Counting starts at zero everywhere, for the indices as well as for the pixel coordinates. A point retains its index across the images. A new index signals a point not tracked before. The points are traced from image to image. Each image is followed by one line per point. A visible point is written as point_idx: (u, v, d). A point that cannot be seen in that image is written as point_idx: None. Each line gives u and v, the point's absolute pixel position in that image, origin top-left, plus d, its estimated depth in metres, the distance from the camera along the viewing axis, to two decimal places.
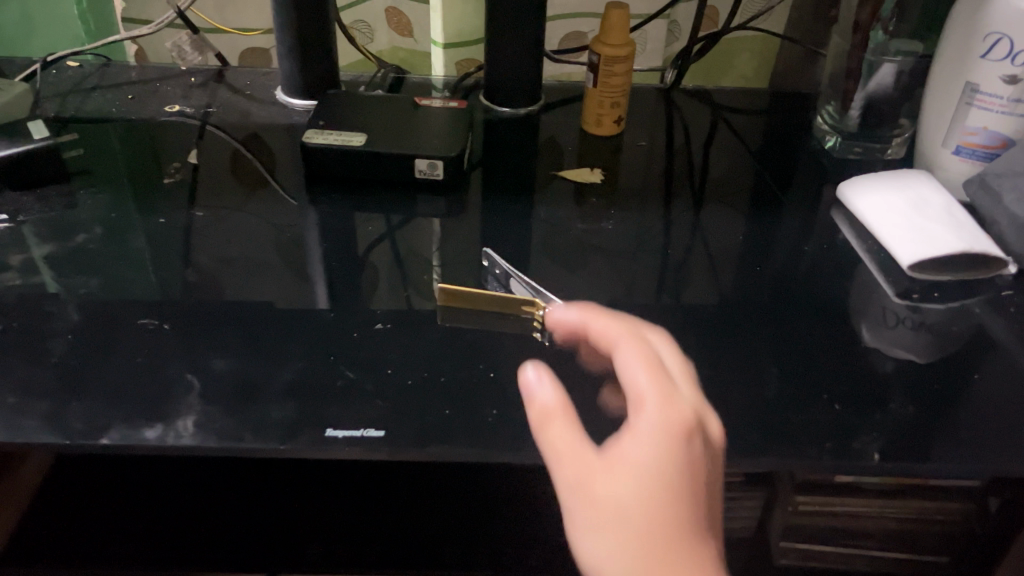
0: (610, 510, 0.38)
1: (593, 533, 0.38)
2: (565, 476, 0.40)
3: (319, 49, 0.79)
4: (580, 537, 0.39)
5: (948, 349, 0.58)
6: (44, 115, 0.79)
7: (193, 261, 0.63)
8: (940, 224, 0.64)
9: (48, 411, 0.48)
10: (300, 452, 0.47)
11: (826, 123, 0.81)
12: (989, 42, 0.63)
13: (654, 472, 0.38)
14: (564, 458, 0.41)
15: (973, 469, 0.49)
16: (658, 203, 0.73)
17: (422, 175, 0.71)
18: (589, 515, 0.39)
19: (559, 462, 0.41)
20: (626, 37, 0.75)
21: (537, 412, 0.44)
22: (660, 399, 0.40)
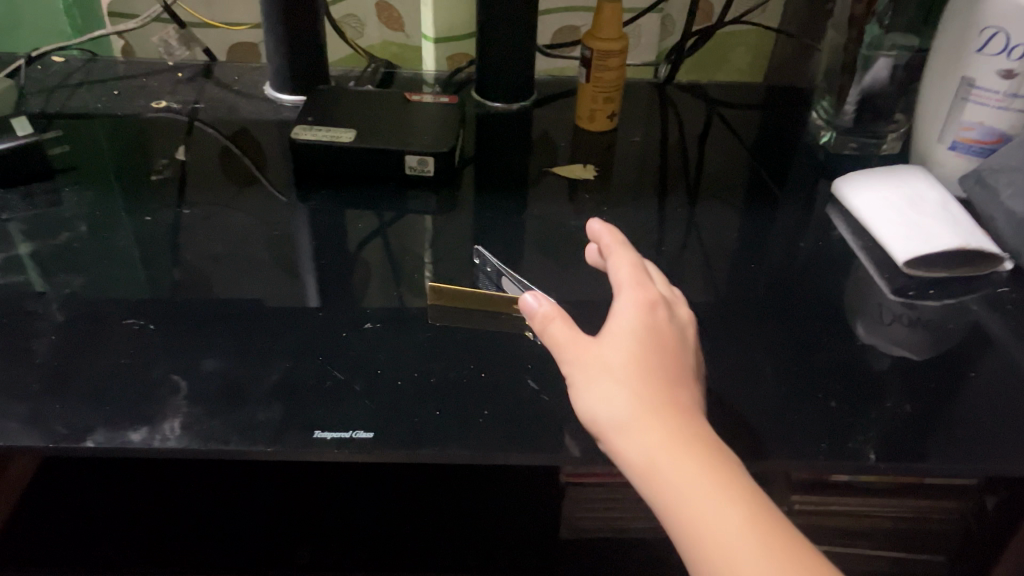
0: (605, 359, 0.44)
1: (593, 385, 0.43)
2: (562, 348, 0.46)
3: (308, 43, 0.78)
4: (580, 398, 0.44)
5: (943, 345, 0.57)
6: (29, 111, 0.78)
7: (180, 259, 0.62)
8: (936, 219, 0.64)
9: (30, 414, 0.47)
10: (288, 454, 0.46)
11: (821, 118, 0.81)
12: (985, 36, 0.62)
13: (641, 328, 0.45)
14: (560, 336, 0.46)
15: (971, 469, 0.48)
16: (651, 199, 0.73)
17: (413, 171, 0.70)
18: (588, 367, 0.44)
19: (557, 338, 0.46)
20: (619, 32, 0.74)
21: (536, 318, 0.48)
22: (638, 279, 0.48)
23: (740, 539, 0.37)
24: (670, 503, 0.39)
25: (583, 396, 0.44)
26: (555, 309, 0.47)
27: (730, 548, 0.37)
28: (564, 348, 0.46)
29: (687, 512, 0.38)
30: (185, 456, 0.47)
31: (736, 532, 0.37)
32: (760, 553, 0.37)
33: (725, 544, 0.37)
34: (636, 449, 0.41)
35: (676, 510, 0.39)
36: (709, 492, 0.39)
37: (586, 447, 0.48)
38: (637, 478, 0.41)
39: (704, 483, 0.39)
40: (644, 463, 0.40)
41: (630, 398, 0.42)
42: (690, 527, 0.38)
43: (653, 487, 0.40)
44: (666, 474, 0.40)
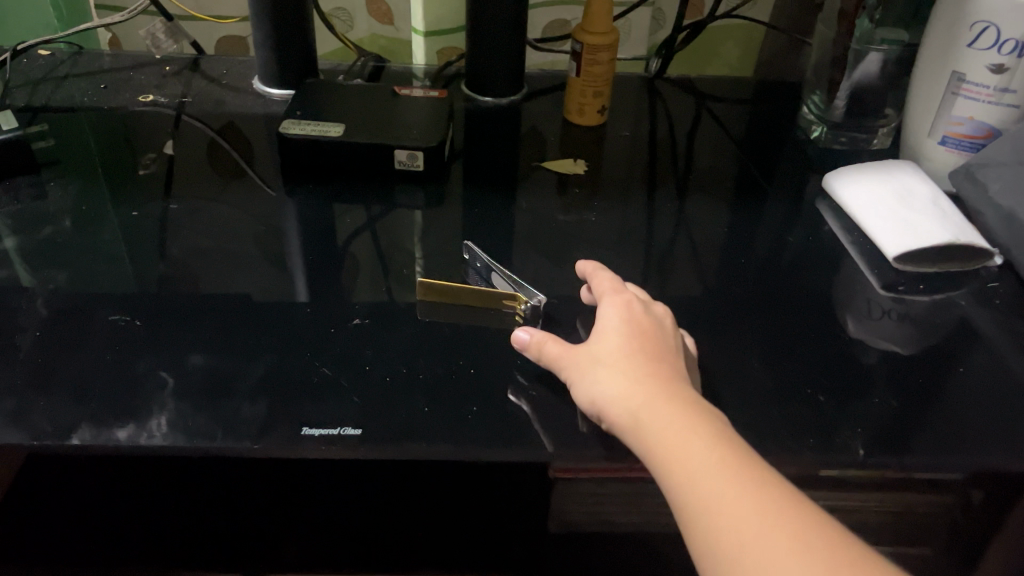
0: (593, 349, 0.48)
1: (584, 371, 0.47)
2: (554, 357, 0.49)
3: (296, 36, 0.77)
4: (575, 390, 0.48)
5: (931, 340, 0.57)
6: (14, 104, 0.77)
7: (167, 254, 0.61)
8: (926, 214, 0.64)
9: (13, 410, 0.47)
10: (274, 450, 0.46)
11: (812, 112, 0.81)
12: (976, 31, 0.62)
13: (624, 321, 0.49)
14: (552, 350, 0.50)
15: (959, 464, 0.48)
16: (641, 194, 0.72)
17: (402, 165, 0.70)
18: (578, 360, 0.48)
19: (549, 353, 0.50)
20: (609, 25, 0.74)
21: (530, 350, 0.50)
22: (618, 291, 0.53)
23: (707, 465, 0.41)
24: (650, 448, 0.43)
25: (577, 386, 0.47)
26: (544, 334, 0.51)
27: (694, 473, 0.40)
28: (555, 355, 0.49)
29: (663, 452, 0.42)
30: (171, 453, 0.47)
31: (704, 461, 0.41)
32: (724, 475, 0.40)
33: (694, 472, 0.41)
34: (620, 412, 0.44)
35: (655, 456, 0.42)
36: (681, 433, 0.42)
37: (574, 444, 0.47)
38: (625, 439, 0.44)
39: (676, 424, 0.43)
40: (628, 422, 0.44)
41: (614, 371, 0.46)
42: (666, 465, 0.42)
43: (635, 438, 0.43)
44: (644, 424, 0.43)
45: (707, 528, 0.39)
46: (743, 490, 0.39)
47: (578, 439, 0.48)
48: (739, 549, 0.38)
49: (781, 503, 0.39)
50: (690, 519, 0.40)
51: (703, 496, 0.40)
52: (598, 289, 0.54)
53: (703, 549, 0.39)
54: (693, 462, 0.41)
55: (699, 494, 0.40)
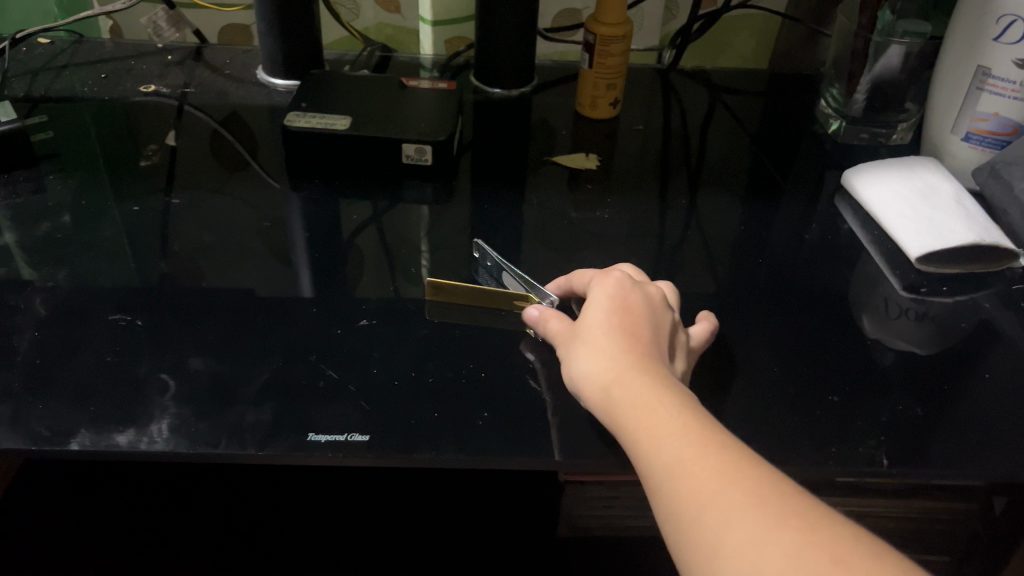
0: (575, 330, 0.47)
1: (565, 353, 0.47)
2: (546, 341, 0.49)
3: (300, 26, 0.76)
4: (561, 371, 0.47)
5: (954, 341, 0.56)
6: (13, 94, 0.76)
7: (169, 250, 0.60)
8: (949, 213, 0.62)
9: (10, 414, 0.46)
10: (279, 458, 0.45)
11: (830, 106, 0.79)
12: (1002, 24, 0.60)
13: (605, 298, 0.48)
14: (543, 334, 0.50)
15: (985, 475, 0.47)
16: (654, 189, 0.71)
17: (409, 159, 0.68)
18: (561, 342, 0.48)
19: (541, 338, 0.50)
20: (623, 15, 0.72)
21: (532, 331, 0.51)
22: (605, 271, 0.52)
23: (670, 428, 0.40)
24: (618, 417, 0.42)
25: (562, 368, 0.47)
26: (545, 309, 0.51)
27: (659, 439, 0.40)
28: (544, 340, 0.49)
29: (628, 420, 0.41)
30: (173, 459, 0.45)
31: (667, 426, 0.40)
32: (685, 437, 0.39)
33: (659, 436, 0.40)
34: (593, 387, 0.44)
35: (624, 426, 0.41)
36: (646, 401, 0.41)
37: (589, 452, 0.46)
38: (599, 416, 0.44)
39: (646, 393, 0.42)
40: (600, 397, 0.43)
41: (590, 347, 0.45)
42: (632, 434, 0.41)
43: (605, 409, 0.43)
44: (615, 397, 0.42)
45: (667, 490, 0.38)
46: (702, 449, 0.38)
47: (593, 447, 0.46)
48: (695, 507, 0.37)
49: (742, 464, 0.38)
50: (653, 485, 0.39)
51: (664, 459, 0.39)
52: (586, 277, 0.53)
53: (664, 512, 0.38)
54: (657, 427, 0.40)
55: (661, 457, 0.39)
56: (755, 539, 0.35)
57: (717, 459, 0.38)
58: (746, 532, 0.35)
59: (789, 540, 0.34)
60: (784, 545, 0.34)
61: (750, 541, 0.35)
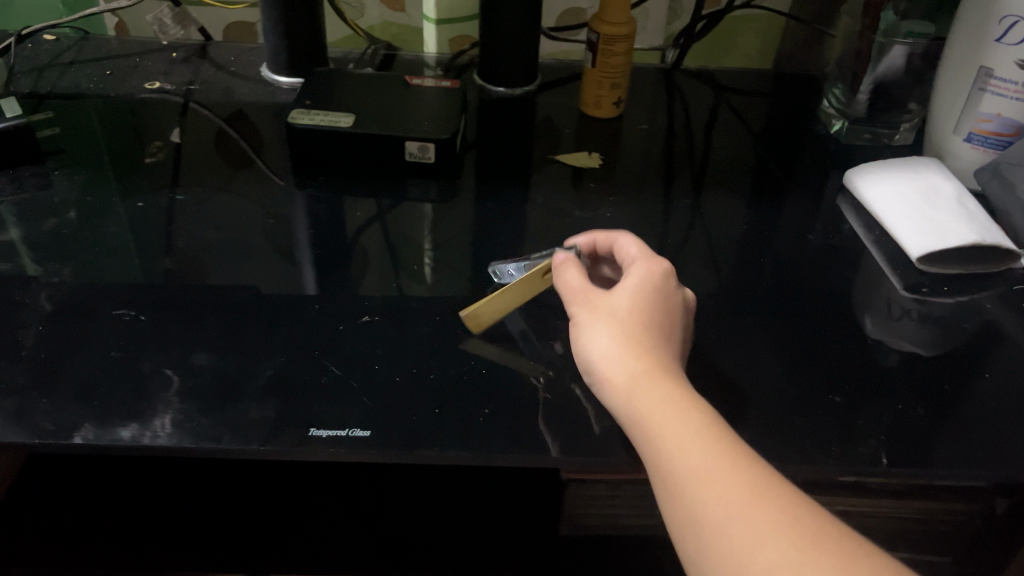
0: (606, 308, 0.46)
1: (584, 326, 0.46)
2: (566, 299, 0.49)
3: (306, 24, 0.76)
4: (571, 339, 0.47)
5: (956, 342, 0.56)
6: (19, 91, 0.76)
7: (174, 246, 0.60)
8: (951, 214, 0.62)
9: (15, 409, 0.46)
10: (281, 454, 0.45)
11: (833, 106, 0.79)
12: (1005, 25, 0.60)
13: (648, 290, 0.47)
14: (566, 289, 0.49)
15: (986, 476, 0.47)
16: (658, 189, 0.71)
17: (412, 157, 0.69)
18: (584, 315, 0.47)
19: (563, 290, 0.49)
20: (628, 15, 0.72)
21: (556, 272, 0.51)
22: (654, 257, 0.50)
23: (698, 437, 0.39)
24: (640, 412, 0.41)
25: (571, 337, 0.47)
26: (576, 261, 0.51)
27: (690, 443, 0.39)
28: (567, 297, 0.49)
29: (658, 418, 0.40)
30: (176, 454, 0.46)
31: (698, 435, 0.39)
32: (714, 448, 0.38)
33: (686, 441, 0.39)
34: (622, 376, 0.42)
35: (650, 423, 0.40)
36: (677, 405, 0.40)
37: (590, 450, 0.46)
38: (611, 397, 0.43)
39: (675, 399, 0.41)
40: (625, 382, 0.42)
41: (622, 338, 0.44)
42: (656, 431, 0.40)
43: (627, 398, 0.42)
44: (645, 393, 0.41)
45: (690, 495, 0.37)
46: (731, 462, 0.38)
47: (593, 445, 0.46)
48: (724, 518, 0.36)
49: (771, 482, 0.37)
50: (671, 486, 0.38)
51: (691, 465, 0.38)
52: (625, 253, 0.52)
53: (684, 515, 0.37)
54: (687, 430, 0.39)
55: (689, 462, 0.38)
56: (789, 559, 0.34)
57: (746, 475, 0.37)
58: (778, 553, 0.35)
59: (823, 566, 0.34)
60: (818, 571, 0.34)
61: (782, 562, 0.34)
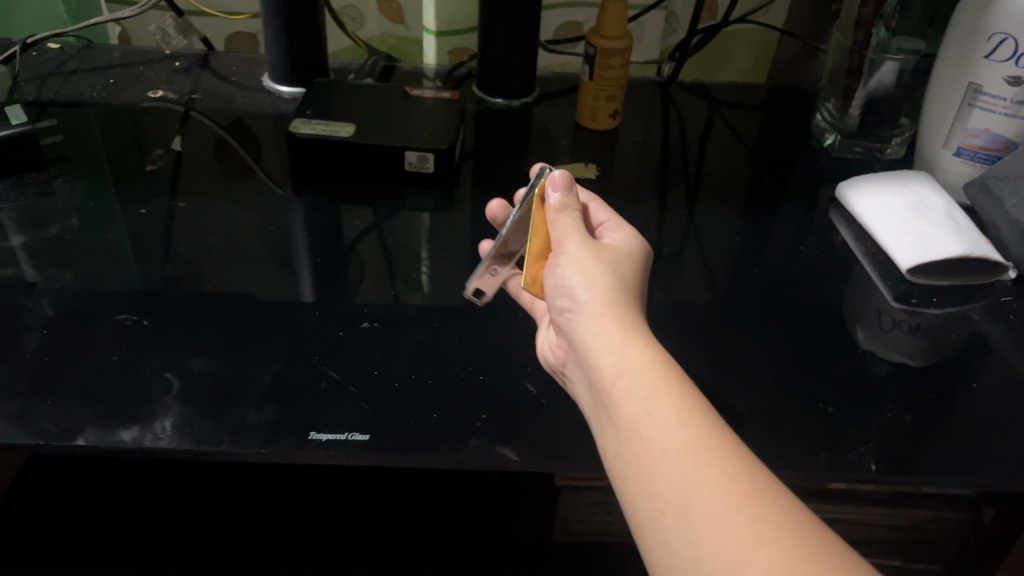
0: (610, 256, 0.48)
1: (582, 264, 0.46)
2: (557, 235, 0.50)
3: (306, 35, 0.77)
4: (559, 269, 0.47)
5: (944, 353, 0.57)
6: (23, 98, 0.77)
7: (174, 252, 0.61)
8: (940, 227, 0.63)
9: (18, 411, 0.47)
10: (280, 456, 0.46)
11: (827, 120, 0.80)
12: (993, 42, 0.61)
13: (637, 263, 0.50)
14: (560, 226, 0.50)
15: (973, 483, 0.48)
16: (652, 200, 0.72)
17: (411, 167, 0.69)
18: (584, 253, 0.47)
19: (557, 226, 0.50)
20: (624, 29, 0.73)
21: (553, 204, 0.51)
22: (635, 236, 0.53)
23: (693, 417, 0.37)
24: (631, 368, 0.40)
25: (561, 271, 0.47)
26: (576, 202, 0.52)
27: (685, 414, 0.37)
28: (561, 232, 0.50)
29: (650, 378, 0.39)
30: (176, 456, 0.46)
31: (693, 414, 0.37)
32: (711, 432, 0.36)
33: (680, 417, 0.37)
34: (617, 328, 0.42)
35: (642, 381, 0.39)
36: (670, 371, 0.39)
37: (583, 455, 0.47)
38: (599, 339, 0.42)
39: (666, 368, 0.40)
40: (620, 330, 0.42)
41: (620, 296, 0.44)
42: (648, 392, 0.38)
43: (619, 351, 0.41)
44: (638, 351, 0.41)
45: (680, 472, 0.35)
46: (729, 449, 0.36)
47: (587, 451, 0.47)
48: (718, 504, 0.34)
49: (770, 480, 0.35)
50: (657, 456, 0.36)
51: (686, 442, 0.36)
52: (599, 220, 0.55)
53: (671, 491, 0.35)
54: (681, 405, 0.38)
55: (681, 438, 0.36)
56: (788, 562, 0.32)
57: (743, 463, 0.35)
58: (778, 553, 0.32)
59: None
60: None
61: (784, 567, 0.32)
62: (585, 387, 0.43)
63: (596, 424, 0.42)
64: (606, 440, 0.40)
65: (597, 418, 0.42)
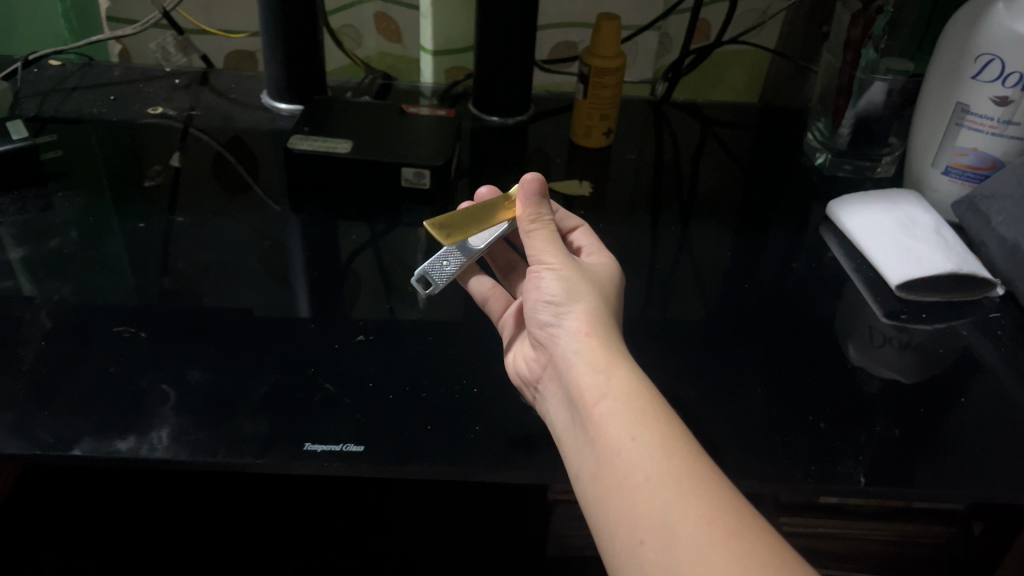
0: (591, 278, 0.49)
1: (568, 282, 0.47)
2: (538, 248, 0.50)
3: (305, 54, 0.78)
4: (542, 286, 0.48)
5: (934, 368, 0.57)
6: (23, 114, 0.78)
7: (172, 267, 0.61)
8: (928, 243, 0.64)
9: (16, 421, 0.47)
10: (275, 467, 0.46)
11: (817, 139, 0.81)
12: (980, 63, 0.63)
13: (615, 289, 0.51)
14: (537, 239, 0.51)
15: (962, 497, 0.48)
16: (645, 217, 0.73)
17: (408, 183, 0.70)
18: (570, 271, 0.48)
19: (536, 238, 0.51)
20: (618, 49, 0.74)
21: (529, 209, 0.52)
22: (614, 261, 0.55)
23: (677, 447, 0.37)
24: (615, 391, 0.40)
25: (548, 287, 0.47)
26: (548, 211, 0.53)
27: (669, 441, 0.38)
28: (539, 246, 0.50)
29: (635, 402, 0.39)
30: (173, 467, 0.47)
31: (677, 444, 0.37)
32: (695, 464, 0.37)
33: (665, 445, 0.37)
34: (601, 350, 0.43)
35: (626, 403, 0.39)
36: (655, 398, 0.40)
37: None
38: (582, 359, 0.43)
39: (652, 394, 0.40)
40: (604, 350, 0.43)
41: (603, 317, 0.45)
42: (633, 416, 0.39)
43: (603, 371, 0.41)
44: (623, 372, 0.41)
45: (663, 501, 0.35)
46: (713, 481, 0.36)
47: None
48: (702, 538, 0.34)
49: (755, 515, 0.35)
50: (639, 482, 0.36)
51: (669, 471, 0.36)
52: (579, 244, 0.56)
53: (652, 520, 0.35)
54: (667, 435, 0.38)
55: (664, 467, 0.36)
56: None
57: (726, 494, 0.35)
58: None
59: None
60: None
61: None
62: (563, 405, 0.44)
63: (570, 445, 0.42)
64: (582, 461, 0.40)
65: (571, 439, 0.42)
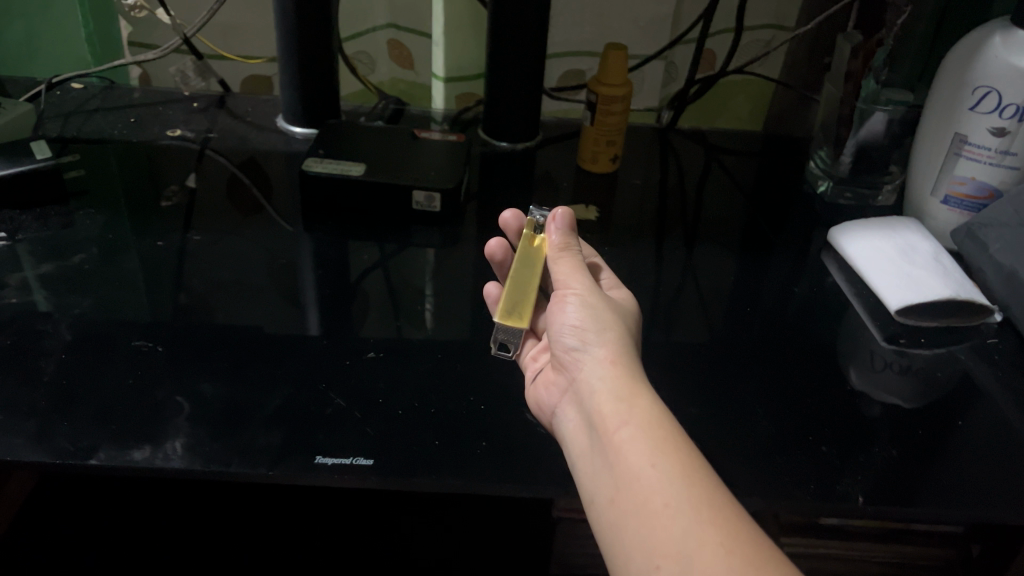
0: (614, 309, 0.51)
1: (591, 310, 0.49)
2: (563, 275, 0.52)
3: (320, 79, 0.80)
4: (566, 311, 0.50)
5: (933, 392, 0.58)
6: (45, 134, 0.80)
7: (188, 285, 0.63)
8: (928, 270, 0.65)
9: (37, 431, 0.48)
10: (288, 478, 0.47)
11: (818, 167, 0.83)
12: (977, 95, 0.64)
13: (635, 324, 0.52)
14: (564, 266, 0.53)
15: (959, 516, 0.49)
16: (651, 242, 0.74)
17: (418, 205, 0.72)
18: (595, 301, 0.50)
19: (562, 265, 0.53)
20: (624, 78, 0.76)
21: (558, 239, 0.55)
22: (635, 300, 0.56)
23: (697, 477, 0.38)
24: (638, 419, 0.41)
25: (573, 314, 0.49)
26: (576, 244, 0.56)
27: (688, 469, 0.39)
28: (565, 274, 0.52)
29: (656, 430, 0.41)
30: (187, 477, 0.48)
31: (696, 473, 0.38)
32: (713, 494, 0.38)
33: (685, 475, 0.38)
34: (625, 378, 0.44)
35: (648, 432, 0.41)
36: (675, 428, 0.41)
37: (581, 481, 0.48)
38: (606, 385, 0.44)
39: (673, 425, 0.41)
40: (629, 379, 0.44)
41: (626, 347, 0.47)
42: (653, 444, 0.40)
43: (626, 400, 0.43)
44: (646, 401, 0.43)
45: (683, 529, 0.36)
46: (731, 513, 0.37)
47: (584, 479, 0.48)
48: (720, 567, 0.34)
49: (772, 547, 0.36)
50: (658, 509, 0.38)
51: (689, 500, 0.37)
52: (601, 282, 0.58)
53: (670, 547, 0.36)
54: (686, 463, 0.39)
55: (684, 495, 0.37)
56: None
57: (743, 525, 0.36)
58: None
59: None
60: None
61: None
62: (582, 429, 0.45)
63: (585, 467, 0.43)
64: (598, 486, 0.41)
65: (588, 463, 0.43)
